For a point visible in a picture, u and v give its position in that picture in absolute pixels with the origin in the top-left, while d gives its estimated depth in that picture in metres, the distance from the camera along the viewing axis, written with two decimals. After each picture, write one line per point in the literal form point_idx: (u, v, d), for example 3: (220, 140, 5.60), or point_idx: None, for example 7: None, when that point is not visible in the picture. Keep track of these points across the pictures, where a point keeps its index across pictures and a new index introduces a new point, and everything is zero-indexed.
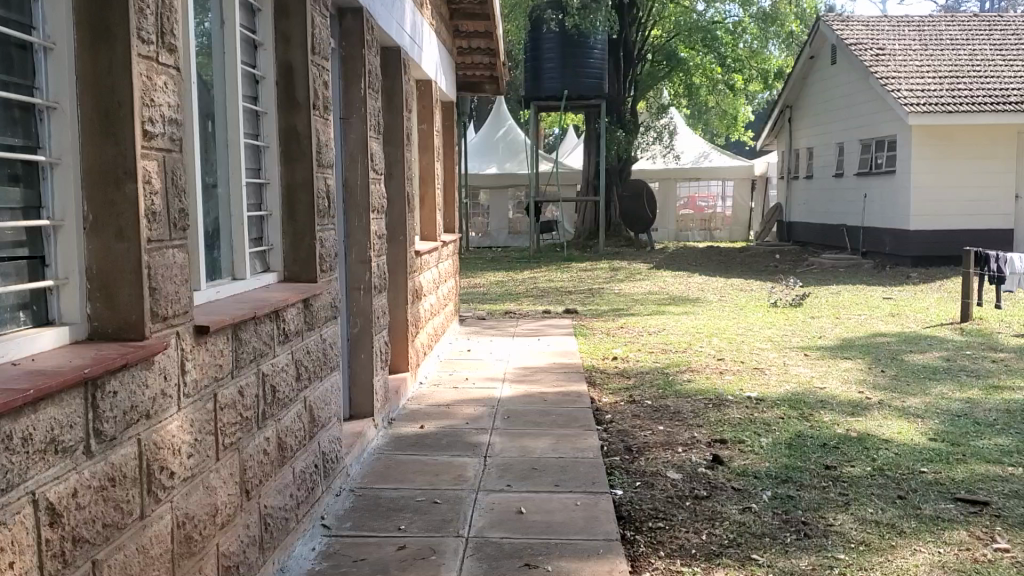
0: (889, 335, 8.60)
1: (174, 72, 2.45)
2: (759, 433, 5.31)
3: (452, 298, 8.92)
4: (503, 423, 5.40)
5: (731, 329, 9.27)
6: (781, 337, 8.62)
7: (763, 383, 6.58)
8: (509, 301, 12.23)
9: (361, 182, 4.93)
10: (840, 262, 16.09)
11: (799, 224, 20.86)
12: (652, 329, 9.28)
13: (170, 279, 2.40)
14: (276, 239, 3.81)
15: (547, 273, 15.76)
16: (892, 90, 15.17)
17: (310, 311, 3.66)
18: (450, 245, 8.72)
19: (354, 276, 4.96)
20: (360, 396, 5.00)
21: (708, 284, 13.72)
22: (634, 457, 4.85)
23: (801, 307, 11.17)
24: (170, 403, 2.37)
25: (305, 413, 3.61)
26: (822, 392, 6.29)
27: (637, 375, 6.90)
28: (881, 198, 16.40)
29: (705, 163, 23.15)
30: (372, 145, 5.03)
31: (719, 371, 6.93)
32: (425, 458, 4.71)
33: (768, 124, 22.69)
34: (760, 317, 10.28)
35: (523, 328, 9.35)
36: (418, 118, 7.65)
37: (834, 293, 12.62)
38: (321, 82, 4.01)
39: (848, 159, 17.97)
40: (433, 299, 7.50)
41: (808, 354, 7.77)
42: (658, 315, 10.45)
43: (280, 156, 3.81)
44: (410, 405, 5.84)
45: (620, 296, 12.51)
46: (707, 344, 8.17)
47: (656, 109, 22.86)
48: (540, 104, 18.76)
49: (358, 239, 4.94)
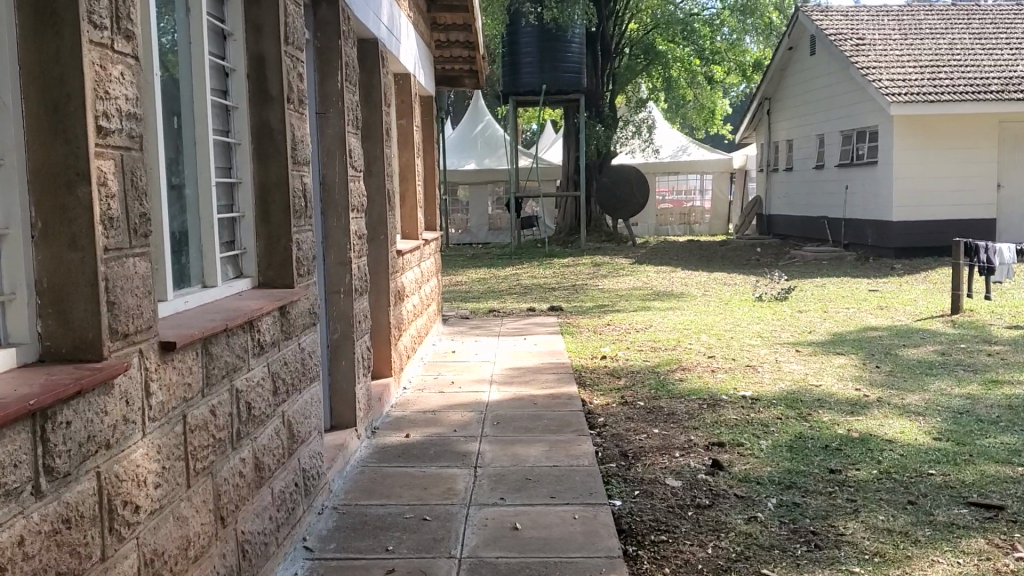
0: (880, 329, 8.44)
1: (133, 64, 2.21)
2: (758, 435, 5.12)
3: (435, 298, 8.70)
4: (492, 429, 5.19)
5: (719, 325, 9.09)
6: (770, 333, 8.44)
7: (757, 381, 6.39)
8: (492, 299, 12.01)
9: (339, 180, 4.69)
10: (823, 254, 15.97)
11: (779, 217, 20.77)
12: (639, 326, 9.09)
13: (130, 291, 2.15)
14: (249, 243, 3.57)
15: (529, 270, 15.56)
16: (873, 80, 15.06)
17: (286, 320, 3.43)
18: (431, 243, 8.48)
19: (334, 279, 4.72)
20: (342, 405, 4.76)
21: (692, 278, 13.55)
22: (631, 463, 4.65)
23: (787, 301, 11.01)
24: (133, 430, 2.13)
25: (283, 428, 3.38)
26: (818, 390, 6.11)
27: (628, 374, 6.69)
28: (863, 189, 16.29)
29: (685, 157, 22.99)
30: (350, 141, 4.79)
31: (711, 370, 6.73)
32: (412, 470, 4.48)
33: (746, 117, 22.54)
34: (747, 312, 10.11)
35: (507, 327, 9.13)
36: (397, 113, 7.41)
37: (819, 285, 12.49)
38: (296, 74, 3.77)
39: (828, 150, 17.87)
40: (416, 300, 7.26)
41: (800, 349, 7.60)
42: (644, 311, 10.26)
43: (253, 154, 3.57)
44: (394, 412, 5.61)
45: (603, 292, 12.32)
46: (696, 341, 7.98)
47: (634, 103, 22.71)
48: (519, 99, 18.53)
49: (337, 240, 4.70)
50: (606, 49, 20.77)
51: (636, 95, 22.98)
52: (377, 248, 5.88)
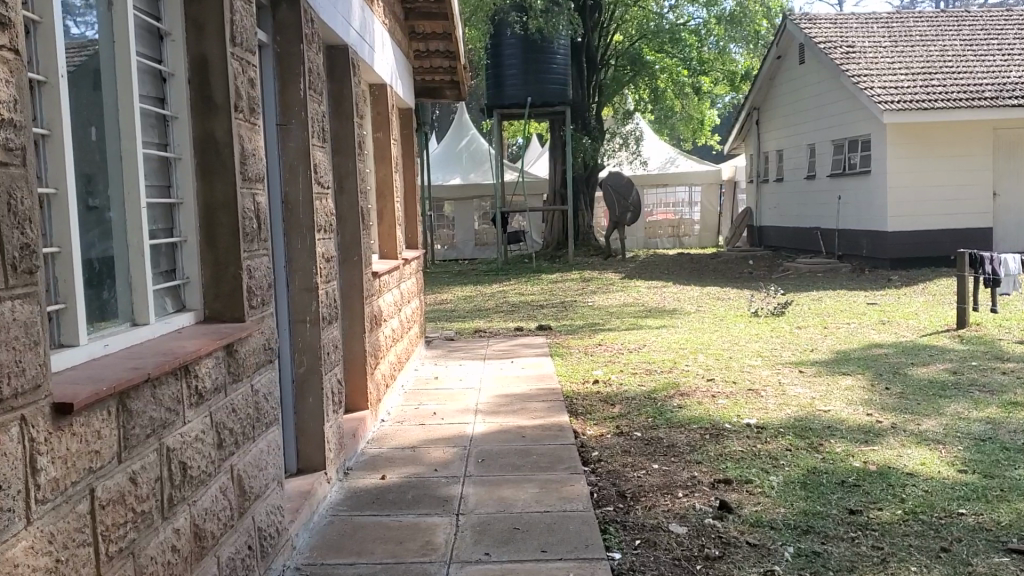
0: (886, 346, 8.02)
1: (11, 58, 1.77)
2: (768, 469, 4.69)
3: (417, 319, 8.27)
4: (477, 468, 4.74)
5: (716, 343, 8.68)
6: (770, 351, 8.02)
7: (761, 407, 5.95)
8: (478, 318, 11.57)
9: (303, 197, 4.26)
10: (817, 265, 15.60)
11: (770, 229, 20.42)
12: (632, 345, 8.65)
13: (6, 344, 1.70)
14: (193, 270, 3.13)
15: (517, 286, 15.15)
16: (865, 88, 14.74)
17: (234, 360, 2.98)
18: (412, 263, 8.04)
19: (299, 307, 4.29)
20: (309, 447, 4.31)
21: (684, 294, 13.15)
22: (630, 506, 4.21)
23: (785, 317, 10.59)
24: (10, 518, 1.68)
25: (232, 485, 2.93)
26: (827, 417, 5.68)
27: (624, 401, 6.25)
28: (856, 199, 15.95)
29: (673, 168, 22.66)
30: (316, 155, 4.36)
31: (710, 394, 6.30)
32: (387, 519, 4.03)
33: (735, 127, 22.18)
34: (744, 329, 9.70)
35: (493, 349, 8.69)
36: (373, 125, 6.98)
37: (816, 299, 12.11)
38: (246, 80, 3.34)
39: (820, 160, 17.52)
40: (395, 322, 6.83)
41: (803, 370, 7.18)
42: (636, 330, 9.82)
43: (195, 169, 3.13)
44: (370, 449, 5.16)
45: (593, 309, 11.89)
46: (693, 362, 7.55)
47: (622, 115, 22.41)
48: (504, 113, 18.16)
49: (301, 264, 4.27)
50: (592, 61, 20.45)
51: (622, 107, 22.75)
52: (351, 270, 5.45)
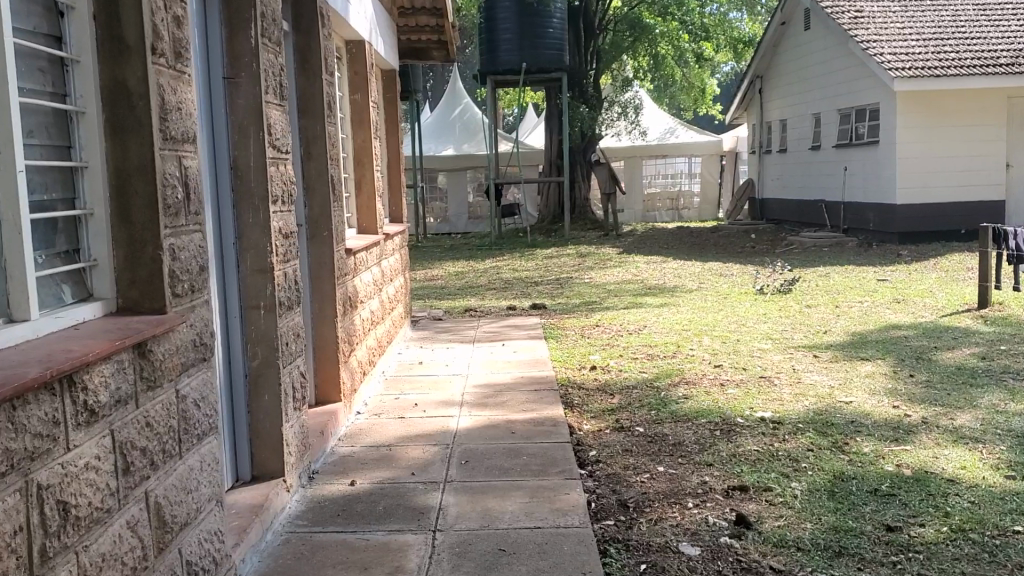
0: (904, 328, 7.48)
1: None
2: (787, 474, 4.14)
3: (401, 299, 7.71)
4: (459, 472, 4.19)
5: (721, 323, 8.12)
6: (780, 334, 7.45)
7: (775, 398, 5.40)
8: (469, 295, 11.01)
9: (256, 164, 3.67)
10: (822, 240, 15.02)
11: (772, 201, 19.84)
12: (631, 326, 8.09)
13: None
14: (102, 249, 2.54)
15: (510, 261, 14.58)
16: (874, 54, 14.09)
17: (150, 361, 2.41)
18: (395, 238, 7.45)
19: (251, 291, 3.71)
20: (265, 451, 3.76)
21: (684, 270, 12.59)
22: (634, 520, 3.66)
23: (792, 295, 10.02)
24: None
25: (146, 516, 2.37)
26: (849, 410, 5.13)
27: (623, 391, 5.69)
28: (863, 171, 15.34)
29: (674, 139, 21.97)
30: (269, 113, 3.76)
31: (718, 383, 5.73)
32: (353, 537, 3.48)
33: (737, 96, 21.50)
34: (750, 307, 9.14)
35: (482, 331, 8.13)
36: (349, 87, 6.38)
37: (823, 275, 11.56)
38: (170, 18, 2.72)
39: (825, 130, 16.89)
40: (374, 303, 6.26)
41: (818, 355, 6.61)
42: (635, 309, 9.26)
43: (103, 125, 2.53)
44: (341, 447, 4.60)
45: (590, 287, 11.32)
46: (698, 345, 6.98)
47: (620, 83, 21.79)
48: (498, 80, 17.51)
49: (253, 240, 3.69)
50: (589, 26, 20.02)
51: (621, 74, 22.09)
52: (320, 247, 4.90)
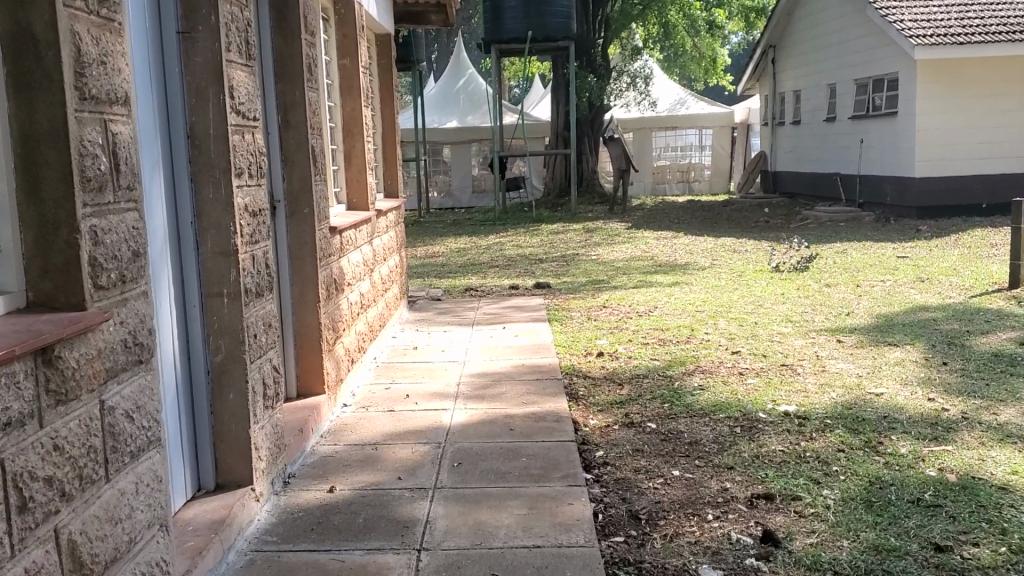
0: (933, 309, 7.01)
1: None
2: (817, 480, 3.70)
3: (397, 278, 7.28)
4: (451, 476, 3.76)
5: (737, 304, 7.67)
6: (800, 316, 6.99)
7: (800, 390, 4.96)
8: (472, 273, 10.58)
9: (216, 132, 3.22)
10: (837, 214, 14.52)
11: (785, 174, 19.31)
12: (640, 307, 7.64)
13: None
14: (6, 232, 2.07)
15: (514, 237, 14.13)
16: (894, 20, 13.52)
17: (58, 369, 1.97)
18: (390, 214, 6.99)
19: (213, 276, 3.26)
20: (231, 456, 3.34)
21: (696, 246, 12.13)
22: (646, 536, 3.24)
23: (810, 273, 9.55)
24: None
25: (54, 561, 1.94)
26: (881, 403, 4.68)
27: (633, 382, 5.25)
28: (880, 143, 14.80)
29: (684, 110, 21.36)
30: (233, 73, 3.30)
31: (736, 373, 5.29)
32: (326, 557, 3.05)
33: (749, 67, 20.90)
34: (765, 286, 8.70)
35: (483, 313, 7.70)
36: (338, 51, 5.91)
37: (841, 252, 11.09)
38: None
39: (841, 101, 16.33)
40: (365, 284, 5.82)
41: (842, 340, 6.16)
42: (645, 288, 8.81)
43: (5, 80, 2.05)
44: (323, 446, 4.18)
45: (597, 264, 10.87)
46: (712, 329, 6.52)
47: (629, 53, 21.27)
48: (503, 50, 16.98)
49: (214, 219, 3.24)
50: None
51: (630, 43, 21.58)
52: (300, 225, 4.47)
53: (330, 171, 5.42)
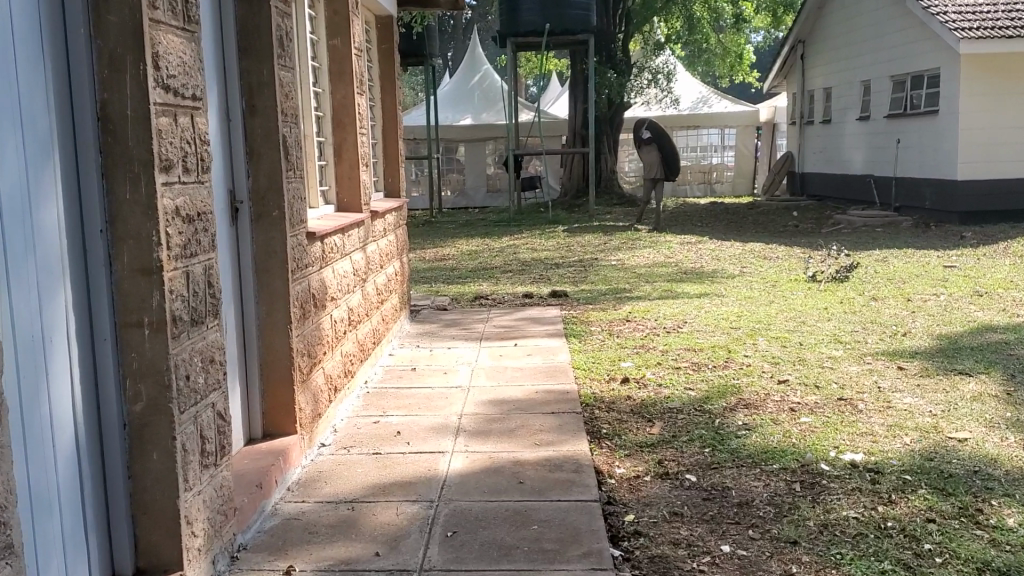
0: (1003, 330, 6.17)
1: None
2: (910, 564, 2.89)
3: (396, 287, 6.51)
4: (443, 551, 2.98)
5: (776, 319, 6.87)
6: (850, 336, 6.17)
7: (865, 434, 4.14)
8: (483, 279, 9.81)
9: (135, 113, 2.44)
10: (873, 219, 13.67)
11: (813, 175, 18.46)
12: (667, 321, 6.84)
13: None
14: None
15: (529, 240, 13.36)
16: (937, 12, 12.66)
17: None
18: (389, 217, 6.23)
19: (130, 301, 2.50)
20: (155, 533, 2.58)
21: (722, 251, 11.34)
22: None
23: (852, 285, 8.71)
24: None
25: None
26: (969, 453, 3.86)
27: (666, 418, 4.45)
28: (919, 143, 13.93)
29: (706, 108, 20.53)
30: (158, 37, 2.52)
31: (787, 411, 4.48)
32: None
33: (777, 62, 20.07)
34: (804, 299, 7.90)
35: (493, 326, 6.92)
36: (326, 30, 5.18)
37: (881, 260, 10.26)
38: None
39: (875, 99, 15.48)
40: (355, 298, 5.06)
41: (903, 366, 5.34)
42: (671, 299, 8.00)
43: None
44: (289, 503, 3.41)
45: (618, 270, 10.07)
46: (752, 352, 5.71)
47: (651, 47, 20.30)
48: (519, 43, 16.22)
49: (132, 227, 2.47)
50: None
51: (652, 37, 20.60)
52: (268, 231, 3.71)
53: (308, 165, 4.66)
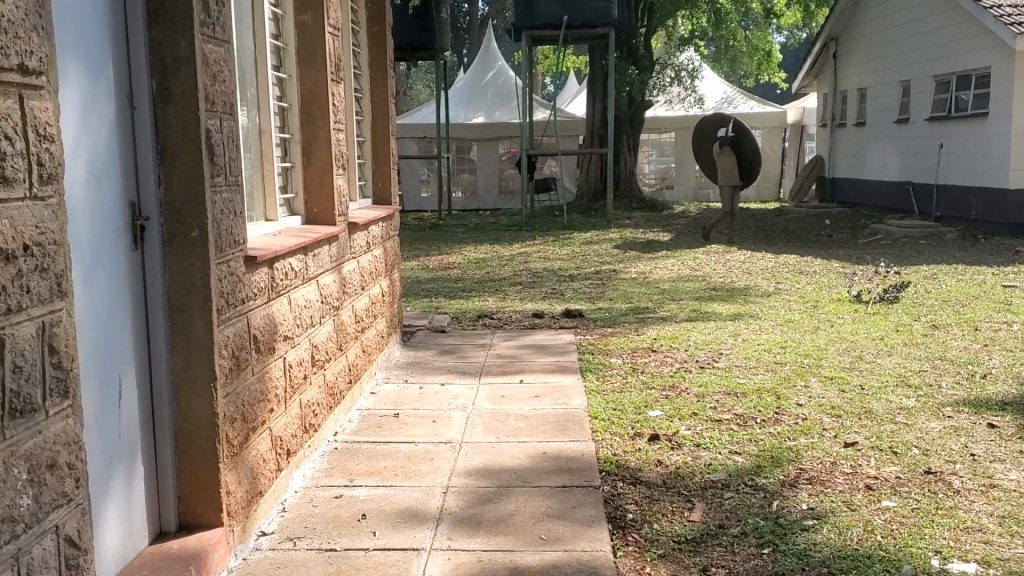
0: None
1: None
2: None
3: (384, 309, 5.56)
4: None
5: (826, 351, 5.90)
6: (919, 379, 5.16)
7: (973, 528, 3.15)
8: (490, 292, 8.88)
9: None
10: (913, 229, 12.63)
11: (845, 181, 17.48)
12: (701, 353, 5.87)
13: None
14: None
15: (542, 247, 12.44)
16: (990, 6, 11.66)
17: None
18: (376, 228, 5.30)
19: None
20: None
21: (753, 264, 10.38)
22: None
23: (903, 307, 7.74)
24: None
25: None
26: None
27: (709, 497, 3.48)
28: (963, 148, 12.91)
29: (731, 109, 19.74)
30: None
31: (863, 490, 3.51)
32: None
33: (807, 61, 19.11)
34: (852, 325, 6.94)
35: (494, 355, 5.95)
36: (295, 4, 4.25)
37: (931, 278, 9.28)
38: None
39: (915, 100, 14.48)
40: (327, 329, 4.12)
41: (997, 423, 4.33)
42: (701, 323, 7.03)
43: None
44: None
45: (639, 285, 9.12)
46: (806, 399, 4.73)
47: (675, 44, 19.44)
48: (535, 37, 15.31)
49: None
50: None
51: (676, 33, 19.75)
52: (185, 258, 2.77)
53: (254, 167, 3.73)
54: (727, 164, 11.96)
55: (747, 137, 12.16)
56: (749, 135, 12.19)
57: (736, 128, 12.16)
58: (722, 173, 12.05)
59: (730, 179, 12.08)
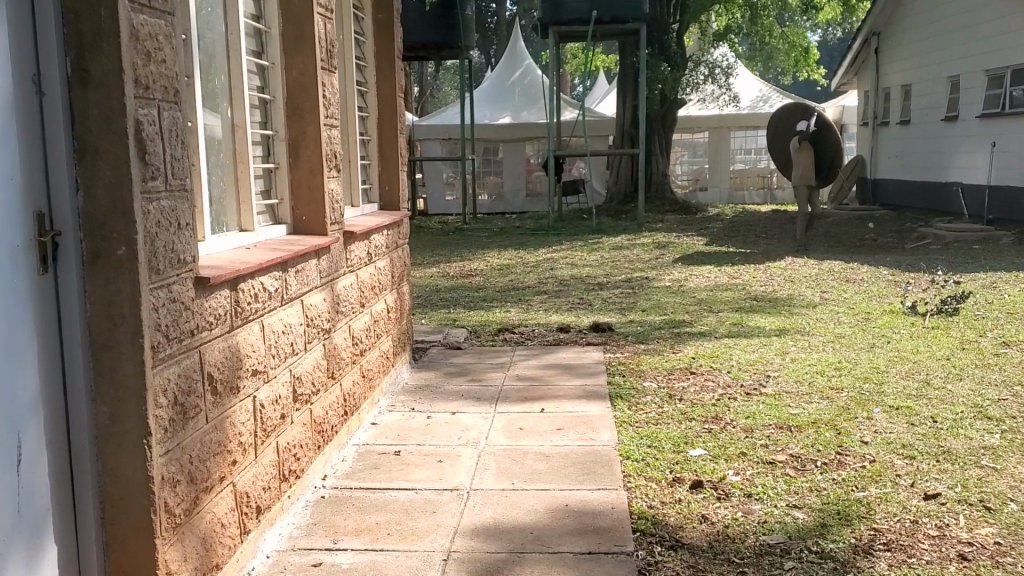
0: None
1: None
2: None
3: (389, 327, 4.99)
4: None
5: (887, 374, 5.23)
6: (1001, 409, 4.48)
7: None
8: (513, 303, 8.27)
9: None
10: (965, 232, 11.87)
11: (888, 182, 16.70)
12: (746, 376, 5.22)
13: None
14: None
15: (570, 253, 11.83)
16: None
17: None
18: (379, 238, 4.73)
19: None
20: None
21: (795, 271, 9.70)
22: None
23: (965, 321, 7.04)
24: None
25: None
26: None
27: (767, 568, 2.85)
28: (1018, 146, 12.12)
29: (767, 108, 18.98)
30: None
31: (957, 561, 2.85)
32: None
33: (847, 58, 18.31)
34: (911, 341, 6.25)
35: (513, 378, 5.35)
36: None
37: (992, 287, 8.55)
38: None
39: (965, 96, 13.71)
40: (314, 356, 3.55)
41: None
42: (744, 339, 6.38)
43: None
44: None
45: (673, 295, 8.49)
46: (871, 436, 4.07)
47: (708, 39, 18.69)
48: (562, 33, 14.68)
49: None
50: None
51: (709, 28, 18.98)
52: (111, 282, 2.20)
53: (221, 168, 3.16)
54: (805, 163, 11.07)
55: (830, 134, 11.44)
56: (832, 133, 11.45)
57: (818, 124, 11.52)
58: (795, 172, 11.08)
59: (805, 178, 11.13)
